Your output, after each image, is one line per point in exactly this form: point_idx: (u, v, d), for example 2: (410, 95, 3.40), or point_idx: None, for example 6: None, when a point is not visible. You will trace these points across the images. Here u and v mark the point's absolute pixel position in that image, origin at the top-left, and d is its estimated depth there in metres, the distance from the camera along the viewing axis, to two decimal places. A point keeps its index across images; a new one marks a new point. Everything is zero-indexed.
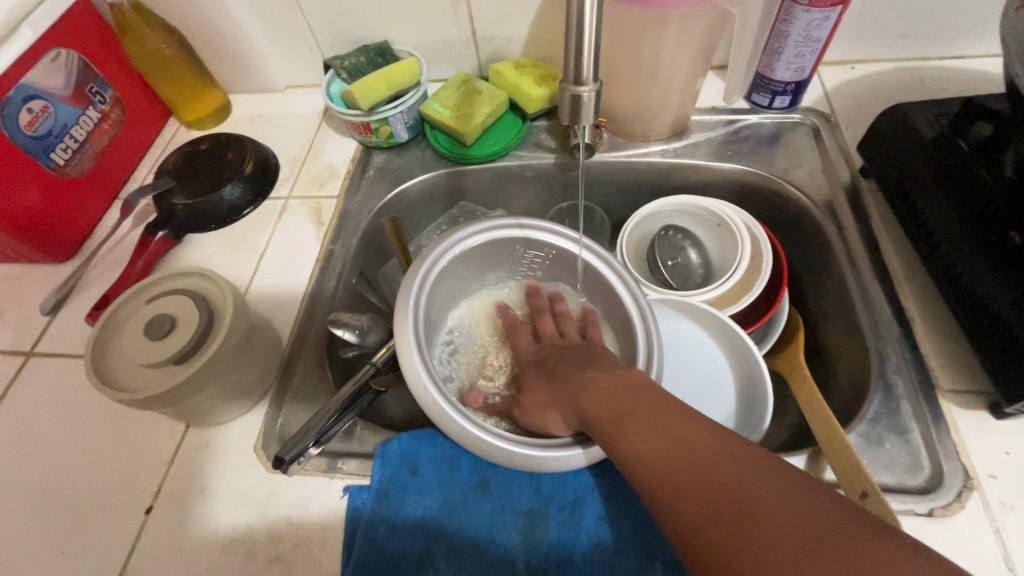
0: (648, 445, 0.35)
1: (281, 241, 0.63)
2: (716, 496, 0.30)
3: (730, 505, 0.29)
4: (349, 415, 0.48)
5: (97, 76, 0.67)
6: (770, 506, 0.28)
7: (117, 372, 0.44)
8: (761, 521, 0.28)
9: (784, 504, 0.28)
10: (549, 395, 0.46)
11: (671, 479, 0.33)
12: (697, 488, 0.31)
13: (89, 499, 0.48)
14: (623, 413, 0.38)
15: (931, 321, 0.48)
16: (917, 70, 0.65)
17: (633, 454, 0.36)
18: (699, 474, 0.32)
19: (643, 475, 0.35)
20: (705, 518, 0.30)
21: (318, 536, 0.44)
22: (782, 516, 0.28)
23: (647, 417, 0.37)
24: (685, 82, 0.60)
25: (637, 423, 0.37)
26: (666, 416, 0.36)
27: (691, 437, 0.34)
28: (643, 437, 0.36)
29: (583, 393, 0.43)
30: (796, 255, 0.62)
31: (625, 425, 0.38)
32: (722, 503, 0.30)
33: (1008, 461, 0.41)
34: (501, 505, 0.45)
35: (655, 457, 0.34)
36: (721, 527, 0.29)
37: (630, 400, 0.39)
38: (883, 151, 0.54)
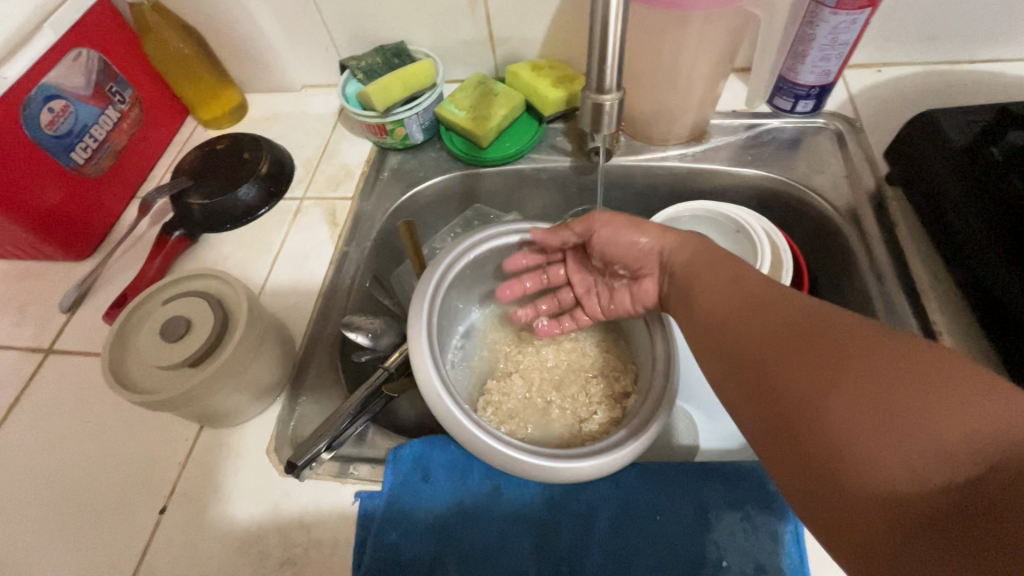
0: (719, 304, 0.37)
1: (295, 242, 0.63)
2: (779, 337, 0.32)
3: (795, 341, 0.31)
4: (361, 420, 0.48)
5: (117, 75, 0.67)
6: (837, 341, 0.29)
7: (134, 373, 0.44)
8: (825, 352, 0.29)
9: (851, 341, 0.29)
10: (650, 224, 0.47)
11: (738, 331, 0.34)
12: (764, 335, 0.32)
13: (105, 497, 0.48)
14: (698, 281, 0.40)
15: (959, 335, 0.47)
16: (946, 74, 0.63)
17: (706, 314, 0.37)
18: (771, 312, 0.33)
19: (716, 328, 0.36)
20: (770, 353, 0.31)
21: (329, 541, 0.44)
22: (848, 352, 0.28)
23: (721, 285, 0.38)
24: (705, 85, 0.59)
25: (709, 288, 0.38)
26: (739, 284, 0.37)
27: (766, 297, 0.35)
28: (714, 297, 0.37)
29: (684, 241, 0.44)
30: (816, 264, 0.61)
31: (701, 291, 0.39)
32: (787, 339, 0.31)
33: None
34: (512, 514, 0.44)
35: (727, 312, 0.36)
36: (782, 360, 0.31)
37: (706, 272, 0.39)
38: (911, 158, 0.52)
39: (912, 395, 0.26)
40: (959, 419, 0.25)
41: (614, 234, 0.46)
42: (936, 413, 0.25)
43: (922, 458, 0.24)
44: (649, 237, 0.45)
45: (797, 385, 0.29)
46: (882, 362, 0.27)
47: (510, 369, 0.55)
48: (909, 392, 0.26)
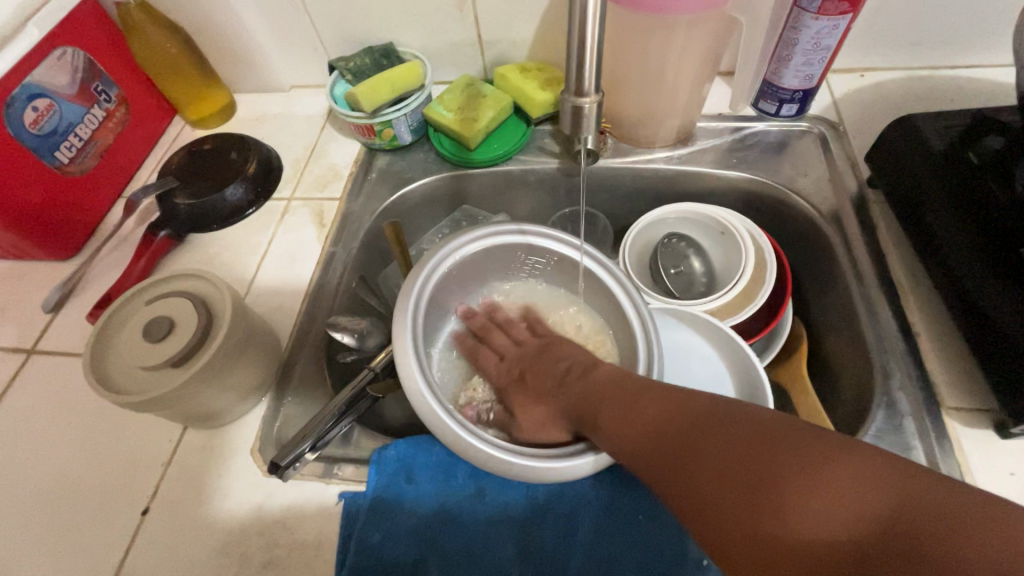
0: (621, 416, 0.38)
1: (282, 242, 0.63)
2: (678, 438, 0.35)
3: (695, 440, 0.34)
4: (346, 420, 0.48)
5: (103, 74, 0.67)
6: (726, 433, 0.33)
7: (116, 373, 0.44)
8: (715, 446, 0.33)
9: (731, 428, 0.33)
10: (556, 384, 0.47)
11: (639, 439, 0.37)
12: (664, 437, 0.35)
13: (87, 498, 0.48)
14: (597, 402, 0.41)
15: (936, 335, 0.47)
16: (928, 79, 0.64)
17: (608, 430, 0.39)
18: (658, 429, 0.36)
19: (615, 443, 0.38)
20: (684, 473, 0.33)
21: (312, 541, 0.44)
22: (732, 444, 0.32)
23: (618, 393, 0.40)
24: (691, 88, 0.59)
25: (607, 405, 0.40)
26: (634, 392, 0.39)
27: (659, 402, 0.37)
28: (616, 412, 0.39)
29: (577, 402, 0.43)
30: (800, 265, 0.62)
31: (599, 409, 0.40)
32: (688, 440, 0.34)
33: (1013, 481, 0.40)
34: (496, 514, 0.44)
35: (626, 425, 0.38)
36: (685, 463, 0.34)
37: (600, 391, 0.41)
38: (891, 161, 0.53)
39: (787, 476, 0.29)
40: (834, 483, 0.28)
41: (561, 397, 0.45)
42: (819, 484, 0.29)
43: (805, 535, 0.28)
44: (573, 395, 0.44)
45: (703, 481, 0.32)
46: (752, 453, 0.31)
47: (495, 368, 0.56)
48: (796, 471, 0.29)
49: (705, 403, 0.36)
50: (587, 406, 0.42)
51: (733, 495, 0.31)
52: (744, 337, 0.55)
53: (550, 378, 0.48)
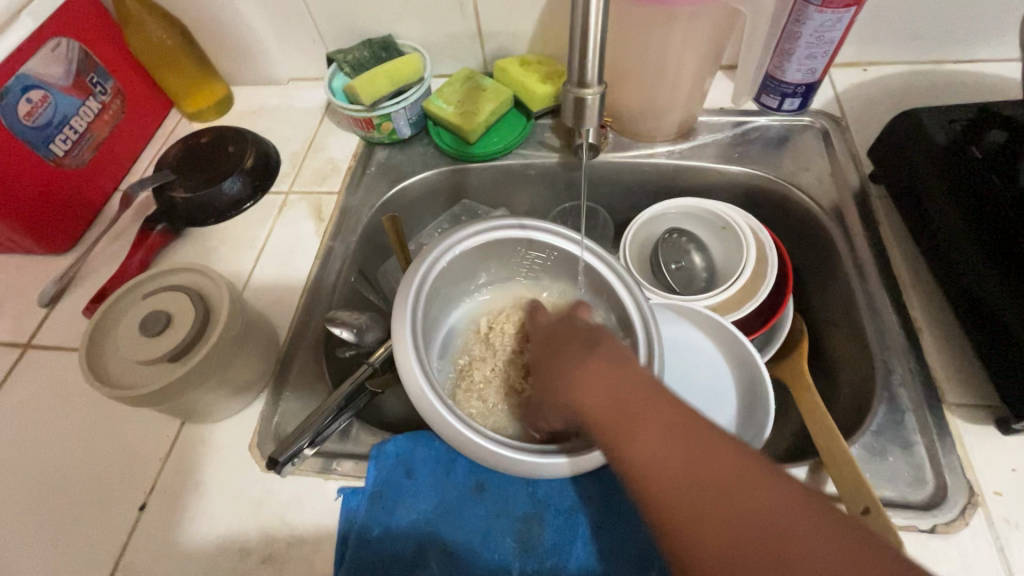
0: (667, 459, 0.31)
1: (280, 236, 0.63)
2: (736, 532, 0.27)
3: (760, 548, 0.26)
4: (345, 415, 0.48)
5: (98, 65, 0.66)
6: (801, 549, 0.26)
7: (112, 367, 0.43)
8: (786, 564, 0.26)
9: (809, 541, 0.26)
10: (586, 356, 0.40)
11: (685, 504, 0.29)
12: (716, 516, 0.28)
13: (84, 493, 0.48)
14: (633, 419, 0.33)
15: (938, 331, 0.47)
16: (930, 74, 0.64)
17: (643, 467, 0.31)
18: (724, 501, 0.28)
19: (650, 488, 0.31)
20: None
21: (311, 537, 0.43)
22: (813, 567, 0.25)
23: (663, 420, 0.33)
24: (692, 82, 0.59)
25: (649, 435, 0.32)
26: (685, 428, 0.32)
27: (716, 459, 0.30)
28: (661, 450, 0.31)
29: (585, 387, 0.37)
30: (801, 261, 0.61)
31: (636, 436, 0.33)
32: (752, 542, 0.27)
33: (1015, 478, 0.40)
34: (496, 510, 0.44)
35: (676, 475, 0.30)
36: (741, 567, 0.26)
37: (639, 410, 0.34)
38: (894, 157, 0.52)
39: None
40: None
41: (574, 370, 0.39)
42: None
43: None
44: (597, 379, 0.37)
45: None
46: None
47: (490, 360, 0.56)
48: None
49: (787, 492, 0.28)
50: (619, 422, 0.34)
51: None
52: (745, 333, 0.55)
53: (574, 351, 0.42)
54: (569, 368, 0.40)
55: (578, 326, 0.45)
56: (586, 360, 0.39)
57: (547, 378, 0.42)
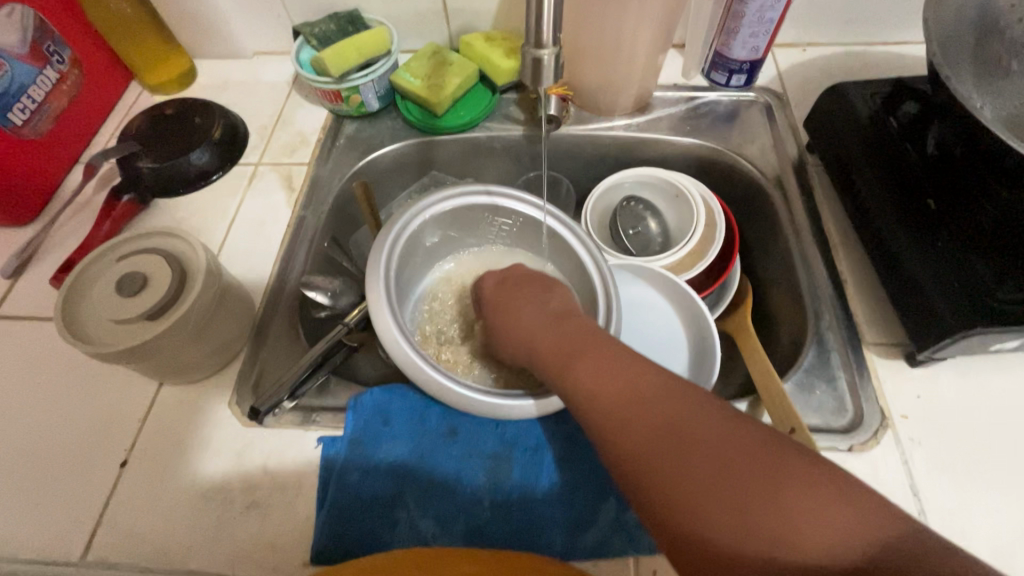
0: (599, 377, 0.36)
1: (251, 206, 0.64)
2: (644, 427, 0.33)
3: (659, 435, 0.32)
4: (322, 371, 0.51)
5: (54, 34, 0.65)
6: (697, 433, 0.31)
7: (89, 327, 0.44)
8: (677, 447, 0.31)
9: (699, 425, 0.31)
10: (541, 308, 0.46)
11: (604, 410, 0.35)
12: (630, 417, 0.33)
13: (62, 453, 0.49)
14: (573, 355, 0.39)
15: (860, 281, 0.53)
16: (862, 54, 0.69)
17: (580, 387, 0.37)
18: (645, 408, 0.33)
19: (581, 403, 0.36)
20: (651, 462, 0.31)
21: (293, 483, 0.46)
22: (701, 441, 0.30)
23: (599, 355, 0.38)
24: (647, 58, 0.63)
25: (584, 364, 0.38)
26: (619, 356, 0.37)
27: (639, 376, 0.35)
28: (594, 373, 0.37)
29: (542, 330, 0.43)
30: (747, 226, 0.67)
31: (578, 364, 0.38)
32: (661, 434, 0.32)
33: (919, 403, 0.46)
34: (468, 451, 0.47)
35: (604, 391, 0.35)
36: (641, 450, 0.32)
37: (579, 343, 0.40)
38: (824, 126, 0.57)
39: (764, 488, 0.28)
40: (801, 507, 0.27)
41: (528, 317, 0.45)
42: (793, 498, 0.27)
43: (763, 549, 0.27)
44: (549, 328, 0.43)
45: (677, 473, 0.30)
46: (723, 454, 0.29)
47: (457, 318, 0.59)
48: (765, 487, 0.28)
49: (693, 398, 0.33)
50: (563, 357, 0.40)
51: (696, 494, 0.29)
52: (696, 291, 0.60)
53: (530, 302, 0.47)
54: (521, 317, 0.46)
55: (527, 279, 0.50)
56: (535, 310, 0.46)
57: (499, 323, 0.48)
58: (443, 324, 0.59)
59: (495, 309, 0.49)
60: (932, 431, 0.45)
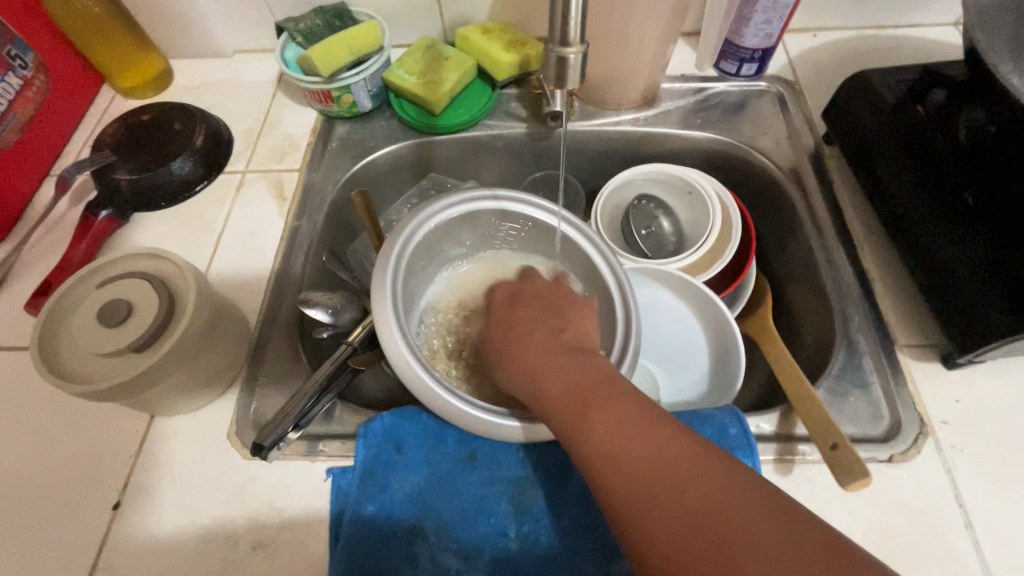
0: (626, 443, 0.32)
1: (240, 218, 0.60)
2: (680, 508, 0.29)
3: (700, 528, 0.28)
4: (327, 396, 0.47)
5: (14, 37, 0.59)
6: (742, 527, 0.27)
7: (71, 363, 0.41)
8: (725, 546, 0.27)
9: (739, 513, 0.28)
10: (552, 338, 0.42)
11: (632, 484, 0.31)
12: (662, 497, 0.30)
13: (47, 497, 0.45)
14: (590, 407, 0.35)
15: (889, 280, 0.51)
16: (874, 38, 0.67)
17: (602, 451, 0.33)
18: (678, 487, 0.29)
19: (603, 471, 0.32)
20: (685, 553, 0.27)
21: (302, 519, 0.43)
22: (745, 534, 0.27)
23: (620, 411, 0.34)
24: (655, 48, 0.60)
25: (603, 419, 0.34)
26: (646, 417, 0.33)
27: (669, 444, 0.31)
28: (618, 437, 0.33)
29: (547, 368, 0.39)
30: (762, 221, 0.64)
31: (593, 420, 0.34)
32: (697, 519, 0.28)
33: (958, 408, 0.44)
34: (489, 477, 0.44)
35: (632, 460, 0.31)
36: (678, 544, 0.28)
37: (596, 391, 0.36)
38: (845, 115, 0.55)
39: None
40: None
41: (536, 348, 0.42)
42: None
43: None
44: (559, 367, 0.39)
45: (718, 568, 0.26)
46: (768, 548, 0.26)
47: (462, 330, 0.56)
48: None
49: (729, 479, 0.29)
50: (575, 407, 0.36)
51: None
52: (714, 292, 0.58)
53: (541, 329, 0.43)
54: (529, 349, 0.42)
55: (543, 303, 0.46)
56: (545, 339, 0.42)
57: (503, 350, 0.44)
58: (449, 337, 0.56)
59: (504, 332, 0.45)
60: (974, 437, 0.43)
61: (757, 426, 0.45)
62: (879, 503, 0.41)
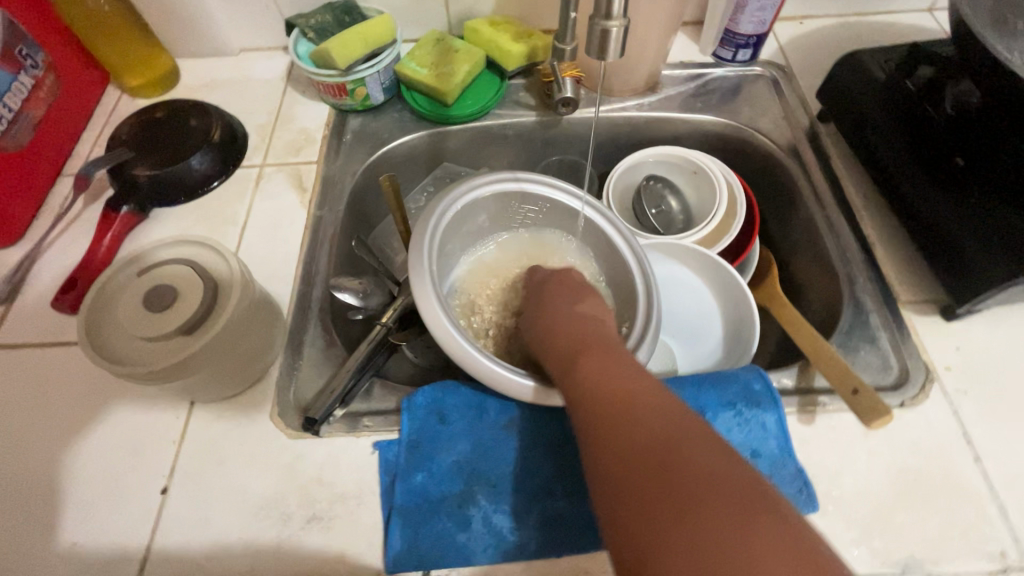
0: (604, 380, 0.36)
1: (262, 210, 0.60)
2: (629, 433, 0.31)
3: (640, 451, 0.29)
4: (367, 374, 0.50)
5: (25, 37, 0.59)
6: (674, 454, 0.28)
7: (119, 347, 0.41)
8: (659, 465, 0.28)
9: (681, 442, 0.29)
10: (578, 309, 0.46)
11: (599, 412, 0.33)
12: (618, 422, 0.32)
13: (92, 486, 0.45)
14: (584, 352, 0.40)
15: (889, 243, 0.55)
16: (857, 24, 0.71)
17: (580, 385, 0.37)
18: (636, 421, 0.31)
19: (578, 399, 0.36)
20: (620, 468, 0.29)
21: (353, 492, 0.44)
22: (679, 457, 0.28)
23: (607, 363, 0.38)
24: (658, 35, 0.63)
25: (590, 364, 0.38)
26: (632, 368, 0.37)
27: (644, 390, 0.33)
28: (599, 375, 0.36)
29: (563, 330, 0.44)
30: (764, 197, 0.68)
31: (583, 365, 0.39)
32: (641, 445, 0.29)
33: (960, 354, 0.48)
34: (532, 441, 0.45)
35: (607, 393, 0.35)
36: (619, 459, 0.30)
37: (596, 345, 0.41)
38: (841, 98, 0.59)
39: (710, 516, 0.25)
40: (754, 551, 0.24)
41: (557, 314, 0.46)
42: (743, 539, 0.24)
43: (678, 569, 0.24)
44: (570, 326, 0.44)
45: (637, 480, 0.28)
46: (693, 473, 0.27)
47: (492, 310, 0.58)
48: (711, 514, 0.25)
49: (686, 423, 0.30)
50: (572, 356, 0.41)
51: (648, 504, 0.27)
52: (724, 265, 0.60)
53: (562, 299, 0.48)
54: (547, 314, 0.47)
55: (573, 285, 0.50)
56: (564, 307, 0.47)
57: (547, 320, 0.46)
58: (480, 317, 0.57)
59: (533, 306, 0.50)
60: (976, 380, 0.47)
61: (778, 381, 0.48)
62: (896, 444, 0.44)
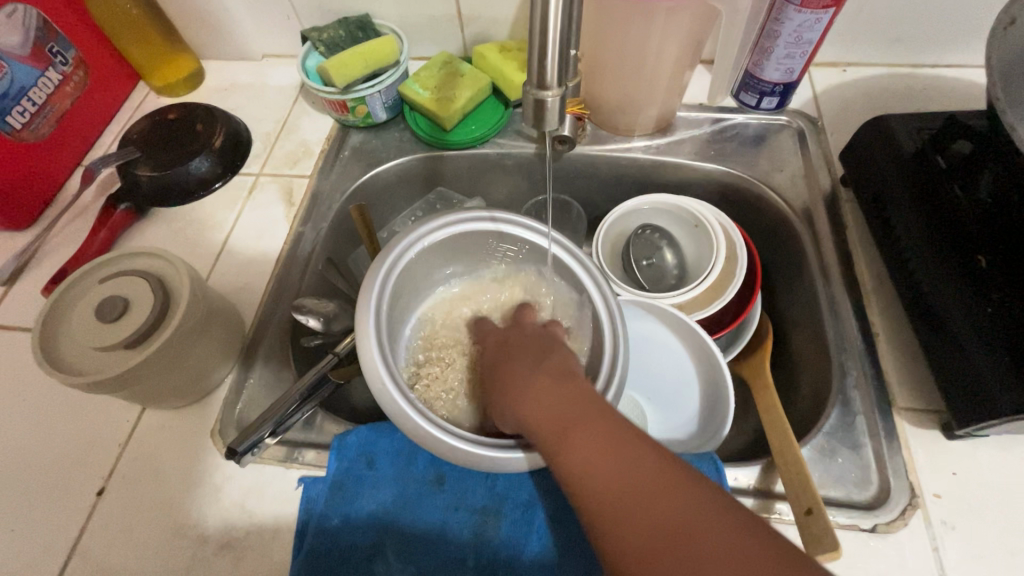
0: (600, 460, 0.33)
1: (249, 220, 0.62)
2: (648, 525, 0.30)
3: (664, 539, 0.29)
4: (309, 405, 0.47)
5: (58, 34, 0.63)
6: (700, 544, 0.28)
7: (68, 354, 0.42)
8: (686, 550, 0.28)
9: (702, 528, 0.28)
10: (536, 371, 0.41)
11: (607, 502, 0.31)
12: (633, 514, 0.30)
13: (39, 476, 0.47)
14: (571, 428, 0.35)
15: (893, 336, 0.49)
16: (907, 77, 0.64)
17: (576, 471, 0.33)
18: (651, 509, 0.30)
19: (580, 492, 0.33)
20: (655, 565, 0.28)
21: (270, 526, 0.44)
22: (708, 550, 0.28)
23: (594, 432, 0.34)
24: (670, 76, 0.58)
25: (582, 439, 0.34)
26: (619, 434, 0.34)
27: (641, 461, 0.32)
28: (592, 455, 0.33)
29: (527, 398, 0.39)
30: (771, 259, 0.62)
31: (571, 439, 0.35)
32: (662, 535, 0.29)
33: (955, 481, 0.42)
34: (454, 502, 0.44)
35: (609, 481, 0.32)
36: (656, 565, 0.28)
37: (574, 411, 0.36)
38: (862, 162, 0.53)
39: None
40: None
41: (519, 377, 0.41)
42: None
43: None
44: (542, 393, 0.38)
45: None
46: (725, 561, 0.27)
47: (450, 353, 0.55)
48: None
49: (696, 500, 0.30)
50: (554, 428, 0.36)
51: None
52: (710, 331, 0.55)
53: (529, 355, 0.43)
54: (515, 379, 0.41)
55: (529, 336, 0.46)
56: (532, 364, 0.42)
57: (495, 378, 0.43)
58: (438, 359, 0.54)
59: (494, 364, 0.45)
60: (968, 515, 0.40)
61: (734, 478, 0.43)
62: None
